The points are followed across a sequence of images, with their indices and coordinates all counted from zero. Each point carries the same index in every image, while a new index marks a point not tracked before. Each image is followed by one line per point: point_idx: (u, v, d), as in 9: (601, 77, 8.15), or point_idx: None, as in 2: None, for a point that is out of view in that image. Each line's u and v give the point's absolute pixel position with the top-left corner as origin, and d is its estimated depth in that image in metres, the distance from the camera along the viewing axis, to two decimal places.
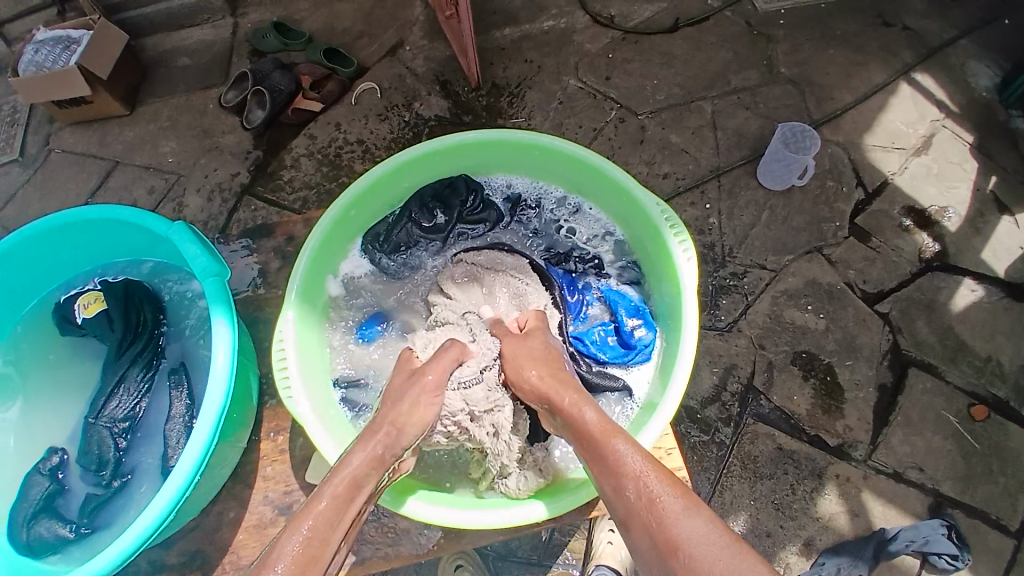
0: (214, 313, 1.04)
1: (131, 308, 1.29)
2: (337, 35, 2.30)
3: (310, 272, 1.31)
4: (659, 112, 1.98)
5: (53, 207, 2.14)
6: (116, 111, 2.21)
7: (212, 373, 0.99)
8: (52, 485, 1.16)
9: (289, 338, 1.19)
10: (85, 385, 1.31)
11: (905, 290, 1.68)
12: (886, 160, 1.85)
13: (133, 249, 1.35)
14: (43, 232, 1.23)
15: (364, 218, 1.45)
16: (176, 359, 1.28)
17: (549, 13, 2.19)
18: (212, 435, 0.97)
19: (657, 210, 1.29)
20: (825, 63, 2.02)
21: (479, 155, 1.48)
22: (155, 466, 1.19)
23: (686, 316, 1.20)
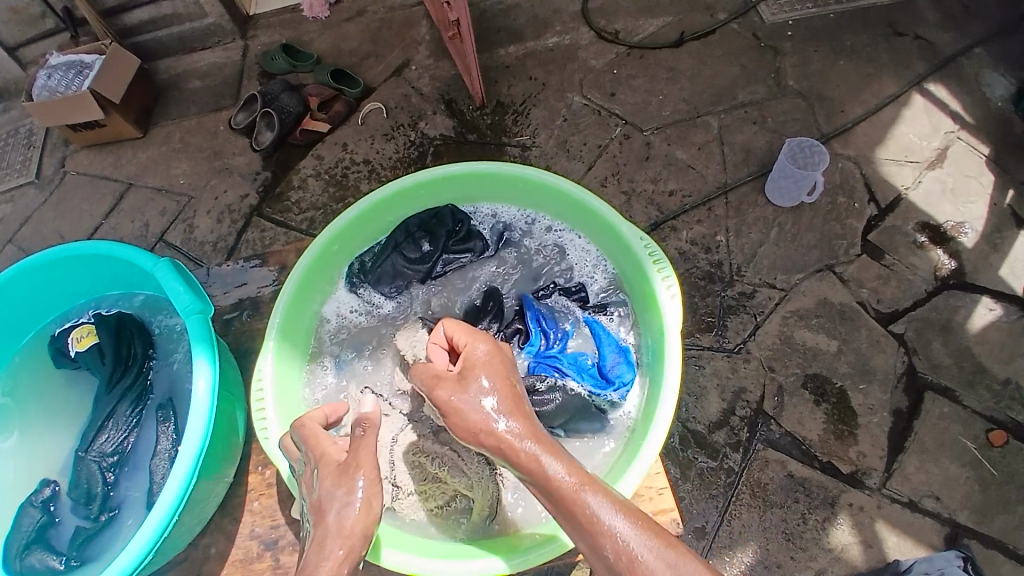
0: (196, 349, 1.03)
1: (122, 341, 1.29)
2: (344, 56, 2.32)
3: (291, 308, 1.31)
4: (665, 128, 1.96)
5: (67, 229, 2.17)
6: (129, 133, 2.25)
7: (192, 409, 0.99)
8: (43, 517, 1.17)
9: (267, 380, 1.18)
10: (78, 417, 1.32)
11: (921, 310, 1.64)
12: (899, 175, 1.81)
13: (127, 283, 1.37)
14: (37, 265, 1.25)
15: (348, 250, 1.44)
16: (164, 394, 1.27)
17: (554, 30, 2.19)
18: (190, 473, 0.96)
19: (641, 245, 1.27)
20: (834, 76, 1.99)
21: (465, 187, 1.47)
22: (141, 499, 1.18)
23: (669, 357, 1.16)
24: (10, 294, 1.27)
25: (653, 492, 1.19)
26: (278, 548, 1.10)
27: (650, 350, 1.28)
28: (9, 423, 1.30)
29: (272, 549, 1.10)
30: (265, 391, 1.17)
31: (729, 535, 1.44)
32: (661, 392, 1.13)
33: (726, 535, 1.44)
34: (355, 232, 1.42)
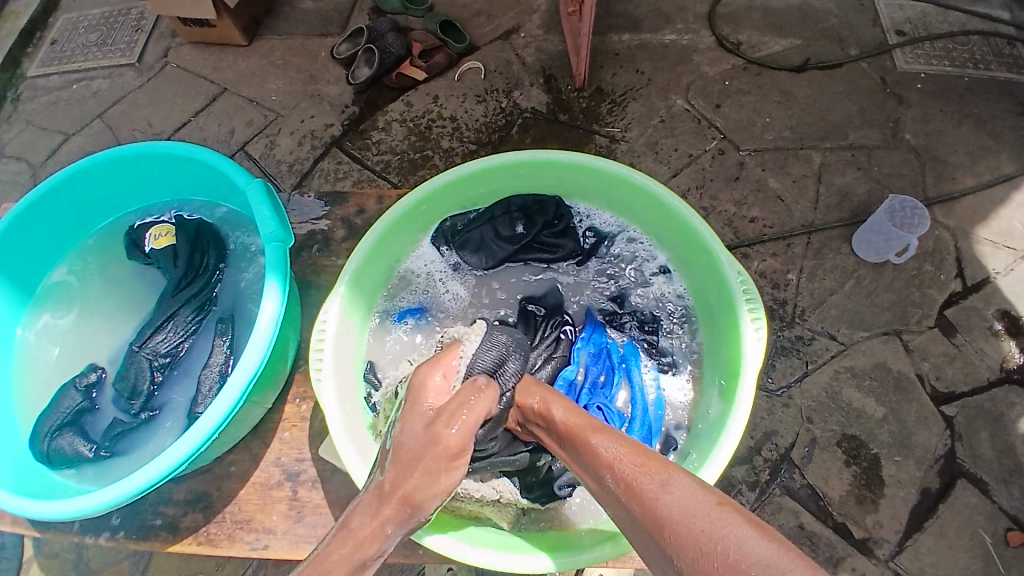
0: (268, 276, 1.05)
1: (196, 249, 1.33)
2: (457, 8, 2.30)
3: (367, 258, 1.24)
4: (763, 152, 1.88)
5: (157, 117, 2.24)
6: (235, 40, 2.30)
7: (256, 331, 1.01)
8: (83, 402, 1.23)
9: (330, 324, 1.13)
10: (134, 313, 1.37)
11: (977, 397, 1.54)
12: (995, 258, 1.69)
13: (213, 193, 1.40)
14: (131, 156, 1.30)
15: (435, 212, 1.36)
16: (226, 309, 1.31)
17: (673, 27, 2.13)
18: (242, 393, 0.97)
19: (737, 280, 1.14)
20: (954, 139, 1.87)
21: (574, 179, 1.37)
22: (183, 407, 1.22)
23: (738, 408, 1.04)
24: (95, 176, 1.33)
25: None
26: (298, 482, 1.06)
27: (716, 402, 1.15)
28: (68, 300, 1.39)
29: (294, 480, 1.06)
30: (326, 340, 1.11)
31: None
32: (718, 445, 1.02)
33: None
34: (452, 194, 1.35)
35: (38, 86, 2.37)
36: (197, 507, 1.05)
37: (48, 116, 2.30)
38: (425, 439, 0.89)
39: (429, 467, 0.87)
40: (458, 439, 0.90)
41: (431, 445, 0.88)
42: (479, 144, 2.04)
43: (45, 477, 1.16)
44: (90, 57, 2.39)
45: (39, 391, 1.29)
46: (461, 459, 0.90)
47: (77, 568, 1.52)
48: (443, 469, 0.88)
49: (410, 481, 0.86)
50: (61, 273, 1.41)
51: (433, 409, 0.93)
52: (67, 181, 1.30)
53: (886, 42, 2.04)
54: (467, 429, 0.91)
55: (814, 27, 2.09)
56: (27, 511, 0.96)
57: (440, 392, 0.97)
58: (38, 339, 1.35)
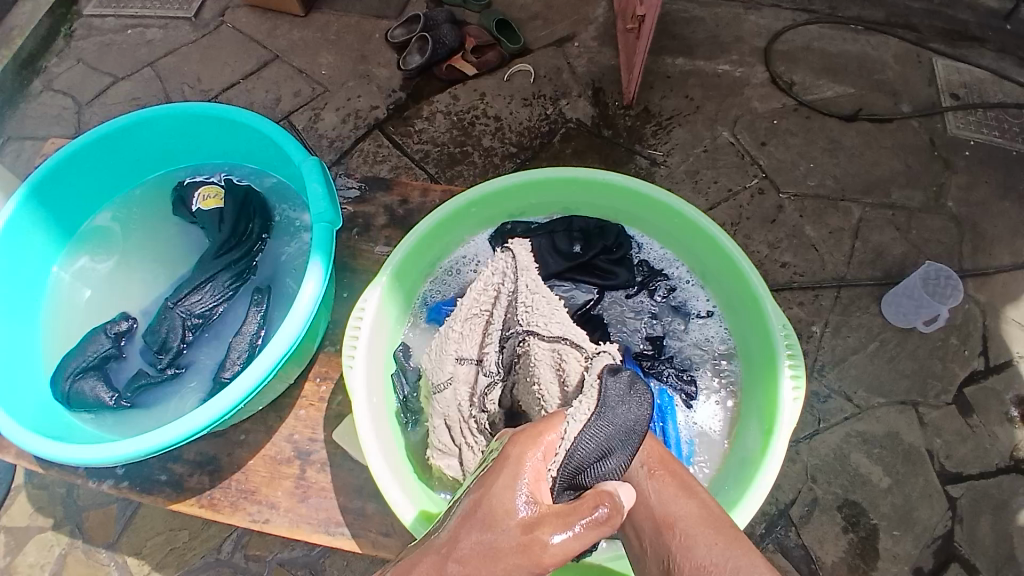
0: (312, 255, 1.06)
1: (243, 216, 1.34)
2: (515, 9, 2.30)
3: (413, 253, 1.21)
4: (802, 198, 1.87)
5: (206, 74, 2.25)
6: (292, 9, 2.31)
7: (294, 308, 1.01)
8: (110, 349, 1.24)
9: (369, 312, 1.11)
10: (172, 270, 1.38)
11: (983, 481, 1.52)
12: (1022, 340, 1.66)
13: (265, 162, 1.40)
14: (192, 114, 1.32)
15: (485, 216, 1.32)
16: (264, 280, 1.31)
17: (728, 58, 2.12)
18: (270, 370, 0.97)
19: (780, 332, 1.11)
20: (996, 213, 1.85)
21: (632, 207, 1.32)
22: (209, 369, 1.23)
23: (767, 463, 1.01)
24: (154, 128, 1.35)
25: None
26: (308, 461, 1.05)
27: (742, 453, 1.11)
28: (109, 247, 1.41)
29: (303, 459, 1.06)
30: (364, 323, 1.10)
31: None
32: (744, 497, 1.00)
33: None
34: (507, 201, 1.32)
35: (93, 27, 2.40)
36: (205, 470, 1.06)
37: (99, 57, 2.33)
38: (512, 539, 0.67)
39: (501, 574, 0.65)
40: (555, 556, 0.67)
41: (517, 552, 0.66)
42: (520, 148, 2.03)
43: (62, 417, 1.18)
44: (148, 6, 2.41)
45: (68, 332, 1.32)
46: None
47: (67, 502, 1.54)
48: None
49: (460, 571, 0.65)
50: (104, 219, 1.43)
51: (533, 508, 0.70)
52: (122, 130, 1.32)
53: (940, 103, 2.02)
54: (566, 549, 0.68)
55: (869, 78, 2.07)
56: (41, 450, 0.98)
57: (539, 477, 0.75)
58: (73, 280, 1.38)
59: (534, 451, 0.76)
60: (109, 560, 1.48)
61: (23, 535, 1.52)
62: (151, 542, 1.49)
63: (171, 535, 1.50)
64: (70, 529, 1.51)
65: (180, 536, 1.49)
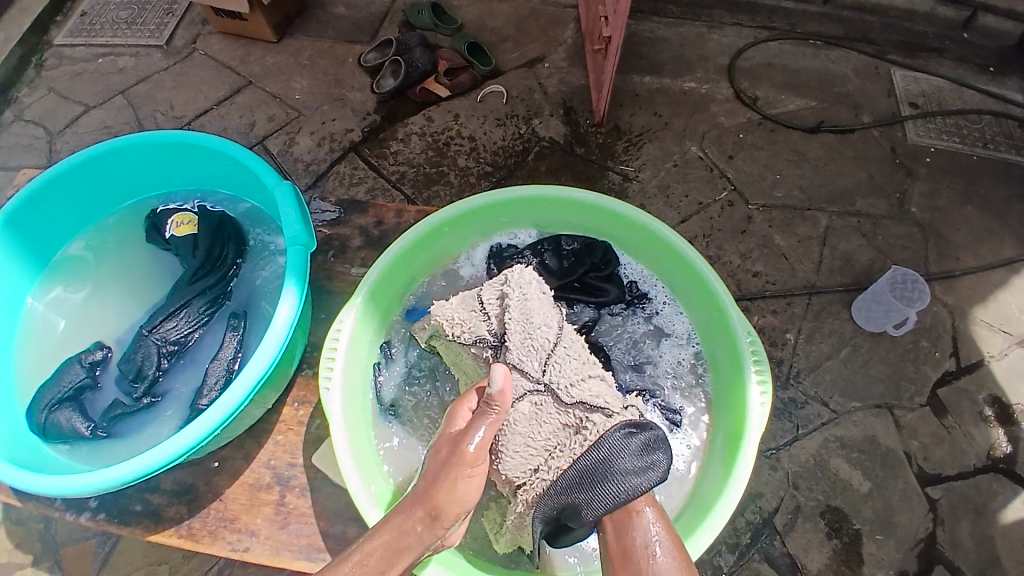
0: (287, 279, 1.06)
1: (217, 242, 1.34)
2: (486, 31, 2.35)
3: (389, 273, 1.22)
4: (771, 209, 1.92)
5: (179, 100, 2.25)
6: (265, 35, 2.33)
7: (268, 332, 1.01)
8: (85, 379, 1.22)
9: (344, 333, 1.11)
10: (146, 297, 1.37)
11: (960, 480, 1.55)
12: (989, 340, 1.72)
13: (238, 188, 1.41)
14: (163, 142, 1.33)
15: (454, 240, 1.33)
16: (240, 305, 1.31)
17: (694, 75, 2.18)
18: (246, 395, 0.96)
19: (745, 339, 1.13)
20: (958, 218, 1.91)
21: (606, 225, 1.34)
22: (186, 397, 1.22)
23: (739, 466, 1.03)
24: (127, 156, 1.35)
25: None
26: (288, 487, 1.05)
27: (717, 456, 1.13)
28: (82, 276, 1.40)
29: (283, 485, 1.05)
30: (339, 346, 1.10)
31: None
32: (718, 502, 1.02)
33: None
34: (484, 217, 1.33)
35: (64, 55, 2.39)
36: (184, 500, 1.04)
37: (70, 85, 2.31)
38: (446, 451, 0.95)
39: (446, 477, 0.91)
40: (474, 454, 0.92)
41: (455, 455, 0.93)
42: (495, 167, 2.05)
43: (37, 449, 1.15)
44: (118, 33, 2.41)
45: (42, 362, 1.29)
46: (479, 464, 0.93)
47: (45, 537, 1.50)
48: (456, 479, 0.91)
49: (430, 484, 0.91)
50: (77, 247, 1.42)
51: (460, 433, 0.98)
52: (94, 159, 1.32)
53: (899, 113, 2.10)
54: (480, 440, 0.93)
55: (831, 91, 2.14)
56: (16, 482, 0.96)
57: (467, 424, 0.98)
58: (46, 310, 1.36)
59: (461, 411, 0.99)
60: None
61: None
62: None
63: (150, 569, 1.46)
64: (48, 565, 1.47)
65: (159, 571, 1.46)
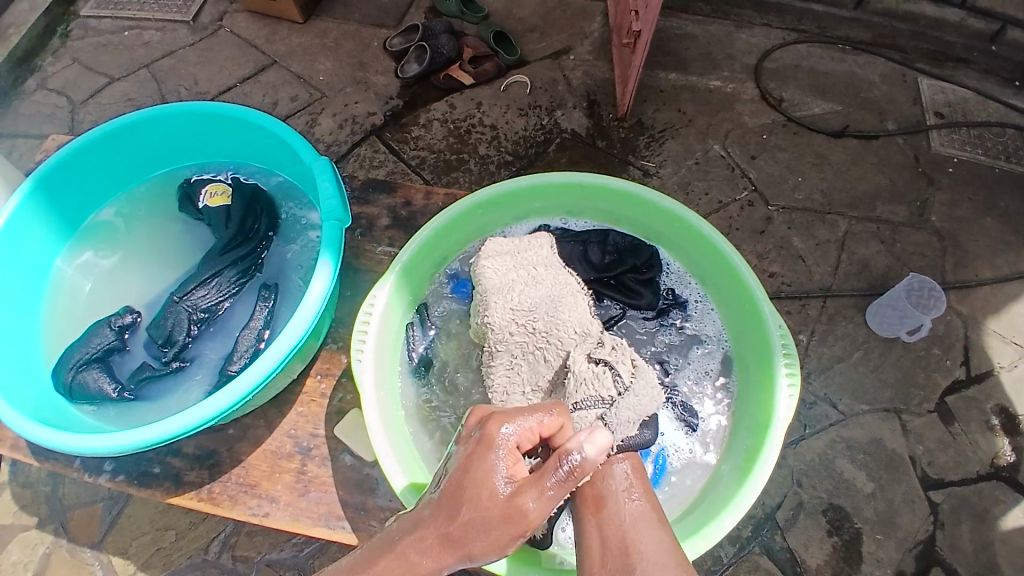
0: (322, 252, 1.07)
1: (250, 214, 1.35)
2: (512, 21, 2.35)
3: (422, 251, 1.23)
4: (790, 211, 1.91)
5: (203, 76, 2.26)
6: (291, 15, 2.34)
7: (302, 304, 1.02)
8: (114, 341, 1.24)
9: (377, 309, 1.12)
10: (177, 266, 1.39)
11: (965, 489, 1.55)
12: (1000, 351, 1.71)
13: (273, 161, 1.42)
14: (203, 113, 1.34)
15: (489, 222, 1.34)
16: (271, 277, 1.32)
17: (719, 73, 2.17)
18: (277, 364, 0.98)
19: (775, 334, 1.13)
20: (977, 229, 1.90)
21: (645, 219, 1.34)
22: (214, 363, 1.24)
23: (762, 464, 1.03)
24: (165, 125, 1.36)
25: None
26: (309, 456, 1.06)
27: (738, 451, 1.13)
28: (113, 242, 1.42)
29: (304, 455, 1.06)
30: (373, 318, 1.11)
31: None
32: (733, 500, 1.01)
33: None
34: (524, 199, 1.34)
35: (91, 27, 2.40)
36: (206, 464, 1.06)
37: (95, 57, 2.33)
38: (491, 505, 0.74)
39: (488, 533, 0.73)
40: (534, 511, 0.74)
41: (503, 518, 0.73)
42: (515, 156, 2.06)
43: (64, 408, 1.18)
44: (146, 7, 2.42)
45: (70, 324, 1.32)
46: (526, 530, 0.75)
47: (52, 500, 1.52)
48: (502, 530, 0.73)
49: (461, 534, 0.73)
50: (109, 214, 1.44)
51: (509, 485, 0.75)
52: (132, 126, 1.33)
53: (924, 121, 2.08)
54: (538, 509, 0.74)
55: (856, 96, 2.13)
56: (46, 440, 0.97)
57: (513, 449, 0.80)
58: (76, 274, 1.38)
59: (504, 436, 0.80)
60: (94, 561, 1.47)
61: (6, 532, 1.50)
62: (136, 543, 1.48)
63: (156, 535, 1.49)
64: (54, 528, 1.50)
65: (166, 538, 1.48)
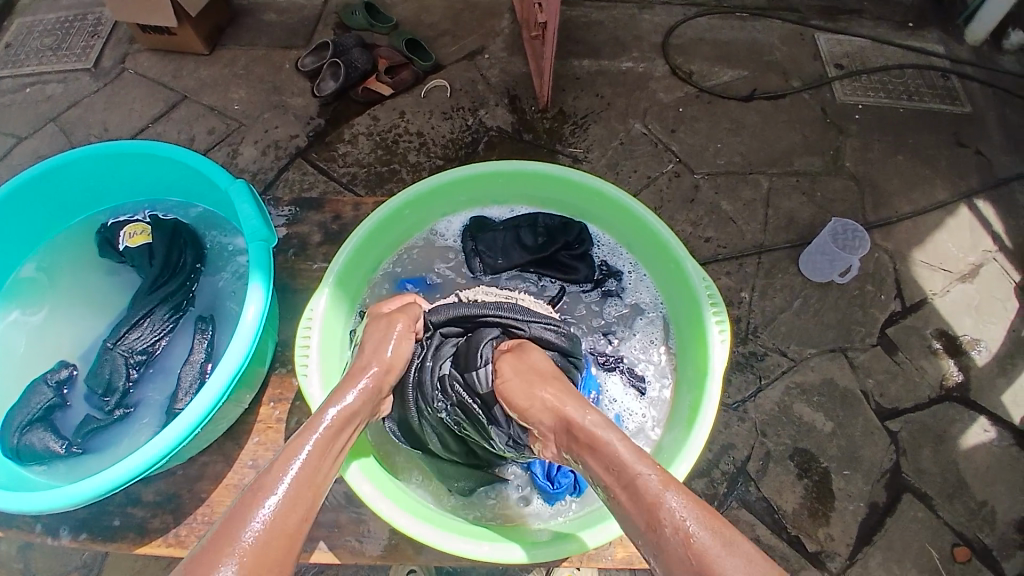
0: (252, 275, 1.05)
1: (174, 248, 1.32)
2: (423, 27, 2.35)
3: (354, 260, 1.23)
4: (715, 176, 1.98)
5: (113, 122, 2.18)
6: (196, 48, 2.27)
7: (238, 330, 1.00)
8: (54, 399, 1.19)
9: (316, 319, 1.11)
10: (108, 312, 1.34)
11: (919, 414, 1.64)
12: (930, 279, 1.82)
13: (188, 192, 1.39)
14: (111, 153, 1.30)
15: (418, 219, 1.36)
16: (205, 308, 1.30)
17: (630, 55, 2.23)
18: (222, 392, 0.96)
19: (702, 286, 1.17)
20: (890, 168, 2.01)
21: (570, 197, 1.37)
22: (159, 404, 1.20)
23: (704, 414, 1.06)
24: (76, 171, 1.31)
25: None
26: None
27: (685, 401, 1.17)
28: (39, 297, 1.35)
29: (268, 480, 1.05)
30: (313, 330, 1.10)
31: None
32: (681, 450, 1.04)
33: None
34: (450, 194, 1.36)
35: None
36: (168, 509, 1.03)
37: None
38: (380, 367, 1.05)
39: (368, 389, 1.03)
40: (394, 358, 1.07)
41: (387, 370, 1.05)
42: (446, 160, 2.06)
43: None
44: (42, 60, 2.32)
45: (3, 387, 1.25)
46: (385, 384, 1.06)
47: None
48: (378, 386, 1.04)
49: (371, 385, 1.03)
50: (29, 270, 1.38)
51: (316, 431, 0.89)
52: (38, 178, 1.28)
53: (826, 75, 2.19)
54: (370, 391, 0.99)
55: (760, 60, 2.22)
56: None
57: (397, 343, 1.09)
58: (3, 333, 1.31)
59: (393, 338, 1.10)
60: None
61: None
62: None
63: None
64: None
65: None
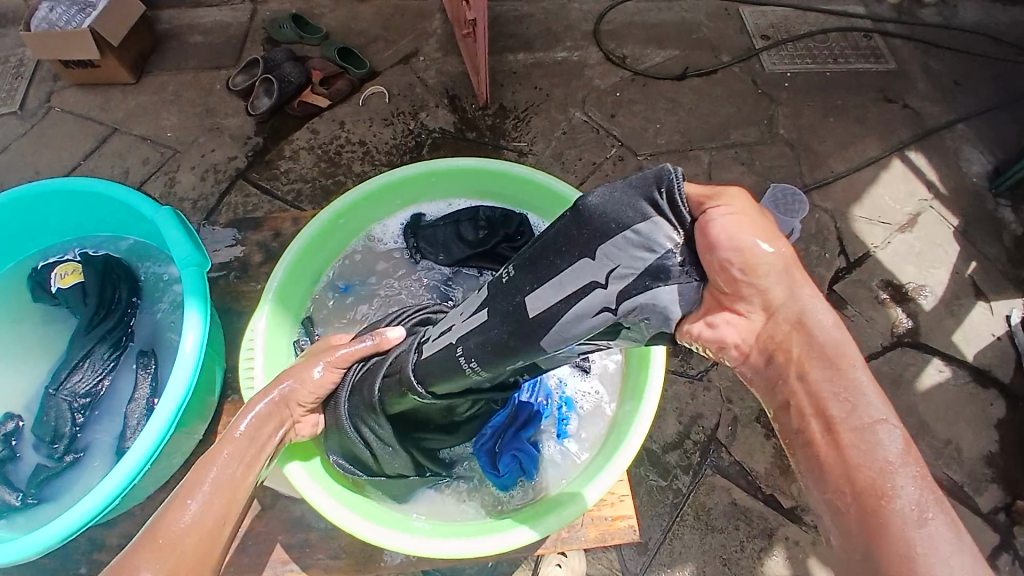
0: (187, 302, 1.04)
1: (108, 285, 1.29)
2: (354, 35, 2.32)
3: (293, 273, 1.24)
4: (658, 155, 2.02)
5: (41, 163, 2.10)
6: (122, 79, 2.21)
7: (178, 361, 1.00)
8: (2, 451, 1.17)
9: (258, 337, 1.13)
10: (47, 357, 1.30)
11: (875, 363, 1.70)
12: (871, 233, 1.89)
13: (117, 225, 1.36)
14: (33, 196, 1.25)
15: (355, 226, 1.35)
16: (145, 342, 1.28)
17: (563, 45, 2.25)
18: (168, 423, 0.96)
19: None
20: (823, 131, 2.08)
21: (506, 187, 1.37)
22: (110, 445, 1.19)
23: (650, 389, 1.15)
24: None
25: (615, 498, 1.17)
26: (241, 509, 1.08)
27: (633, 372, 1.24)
28: None
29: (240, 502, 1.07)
30: (255, 348, 1.12)
31: (668, 554, 1.47)
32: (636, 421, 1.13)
33: (665, 553, 1.48)
34: (387, 197, 1.36)
35: None
36: None
37: None
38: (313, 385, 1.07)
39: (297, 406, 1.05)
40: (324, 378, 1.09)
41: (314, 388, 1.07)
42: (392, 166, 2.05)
43: None
44: None
45: None
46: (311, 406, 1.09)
47: None
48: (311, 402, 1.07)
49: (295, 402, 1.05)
50: None
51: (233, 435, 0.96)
52: None
53: (753, 47, 2.25)
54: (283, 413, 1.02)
55: (689, 38, 2.27)
56: None
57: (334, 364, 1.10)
58: None
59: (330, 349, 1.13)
60: None
61: None
62: None
63: None
64: None
65: None
